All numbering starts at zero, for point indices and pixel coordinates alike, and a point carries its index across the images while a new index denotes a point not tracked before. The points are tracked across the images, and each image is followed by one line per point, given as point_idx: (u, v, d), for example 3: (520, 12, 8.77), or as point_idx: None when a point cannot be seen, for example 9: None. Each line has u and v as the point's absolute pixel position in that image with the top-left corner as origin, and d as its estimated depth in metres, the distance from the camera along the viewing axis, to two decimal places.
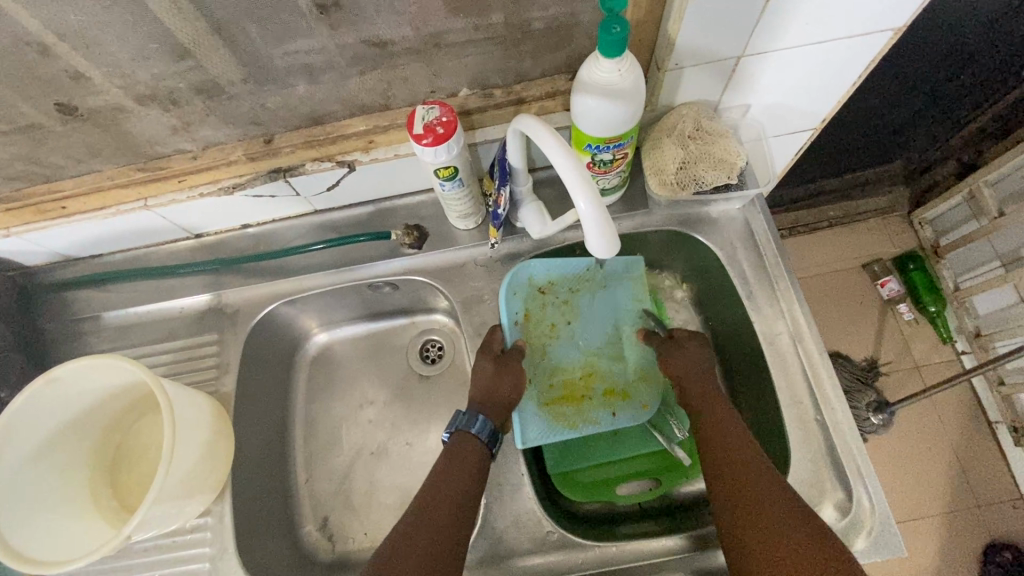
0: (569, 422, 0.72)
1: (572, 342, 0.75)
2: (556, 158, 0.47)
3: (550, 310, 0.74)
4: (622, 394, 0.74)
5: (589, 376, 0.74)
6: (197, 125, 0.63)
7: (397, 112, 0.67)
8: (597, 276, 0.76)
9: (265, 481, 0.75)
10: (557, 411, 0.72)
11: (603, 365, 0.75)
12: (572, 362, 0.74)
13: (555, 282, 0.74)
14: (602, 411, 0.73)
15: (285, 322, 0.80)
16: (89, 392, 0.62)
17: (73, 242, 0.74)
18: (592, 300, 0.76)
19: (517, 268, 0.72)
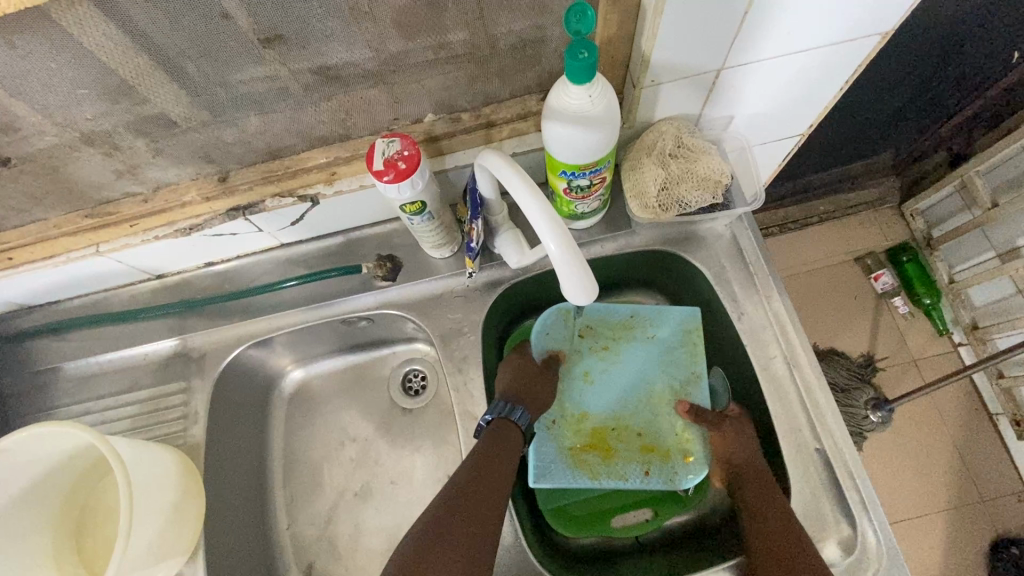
0: (592, 473, 0.66)
1: (605, 391, 0.70)
2: (522, 199, 0.45)
3: (585, 356, 0.72)
4: (661, 452, 0.67)
5: (622, 429, 0.68)
6: (145, 167, 0.59)
7: (360, 142, 0.63)
8: (646, 324, 0.72)
9: (242, 532, 0.72)
10: (584, 460, 0.67)
11: (640, 420, 0.68)
12: (603, 409, 0.69)
13: (596, 326, 0.73)
14: (633, 468, 0.66)
15: (257, 362, 0.76)
16: (45, 457, 0.58)
17: (25, 292, 0.70)
18: (633, 350, 0.72)
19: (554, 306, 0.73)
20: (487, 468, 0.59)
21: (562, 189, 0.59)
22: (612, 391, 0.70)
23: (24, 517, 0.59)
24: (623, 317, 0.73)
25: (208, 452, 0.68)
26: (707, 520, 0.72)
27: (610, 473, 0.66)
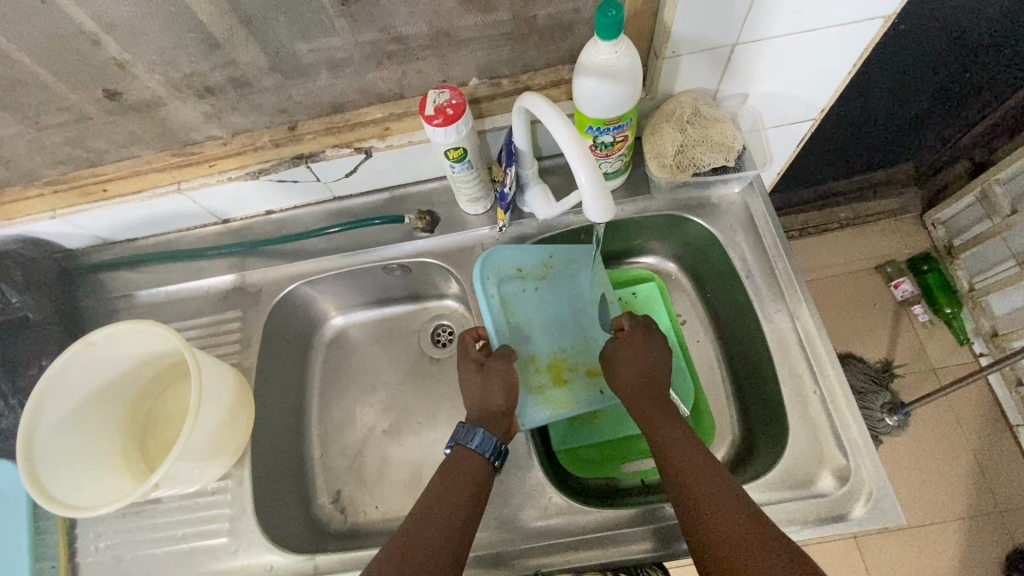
0: (559, 405, 0.73)
1: (544, 334, 0.76)
2: (559, 134, 0.50)
3: (519, 296, 0.75)
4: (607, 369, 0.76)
5: (574, 359, 0.76)
6: (228, 112, 0.69)
7: (411, 101, 0.71)
8: (560, 265, 0.77)
9: (281, 452, 0.78)
10: (547, 394, 0.73)
11: (578, 351, 0.77)
12: (545, 350, 0.75)
13: (522, 267, 0.75)
14: (591, 390, 0.75)
15: (305, 302, 0.85)
16: (123, 357, 0.66)
17: (112, 225, 0.80)
18: (558, 288, 0.77)
19: (490, 252, 0.71)
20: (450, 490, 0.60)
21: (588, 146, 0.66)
22: (548, 332, 0.76)
23: (100, 410, 0.67)
24: (542, 257, 0.75)
25: (258, 375, 0.76)
26: None
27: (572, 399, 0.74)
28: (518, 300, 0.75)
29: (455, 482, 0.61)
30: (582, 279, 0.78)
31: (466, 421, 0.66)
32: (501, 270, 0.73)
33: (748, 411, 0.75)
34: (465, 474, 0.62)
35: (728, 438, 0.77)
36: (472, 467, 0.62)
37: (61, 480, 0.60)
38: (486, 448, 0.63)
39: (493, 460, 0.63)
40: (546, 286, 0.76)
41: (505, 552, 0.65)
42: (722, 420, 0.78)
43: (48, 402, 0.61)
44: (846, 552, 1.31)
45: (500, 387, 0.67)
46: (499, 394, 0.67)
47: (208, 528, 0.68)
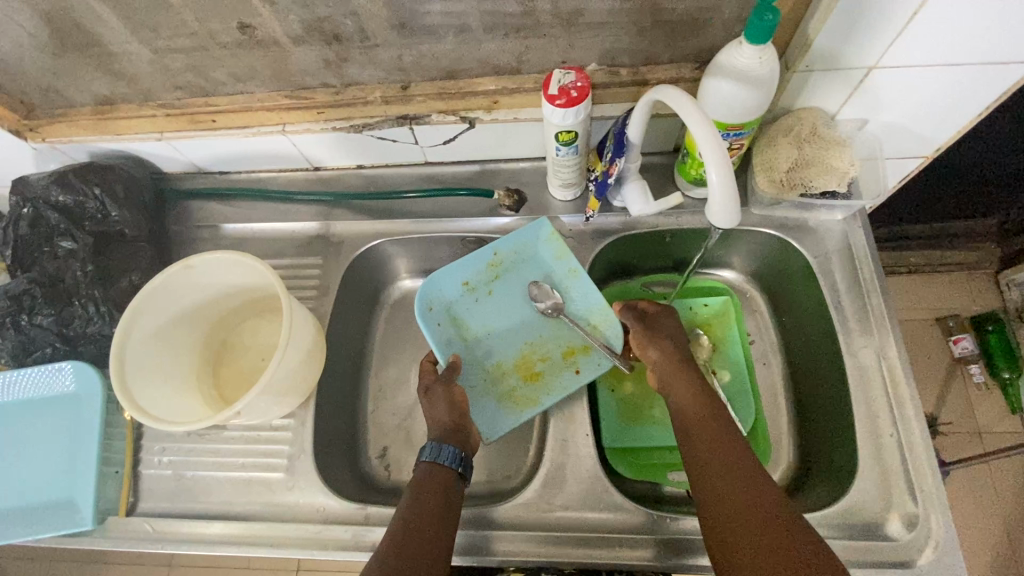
0: (529, 401, 0.73)
1: (507, 336, 0.76)
2: (696, 127, 0.48)
3: (471, 309, 0.77)
4: (580, 350, 0.75)
5: (543, 349, 0.75)
6: (348, 63, 0.69)
7: (526, 77, 0.70)
8: (509, 260, 0.77)
9: (339, 403, 0.80)
10: (517, 395, 0.73)
11: (544, 341, 0.76)
12: (510, 352, 0.76)
13: (466, 281, 0.77)
14: (565, 373, 0.74)
15: (381, 260, 0.86)
16: (214, 284, 0.69)
17: (211, 156, 0.82)
18: (513, 285, 0.77)
19: (426, 288, 0.75)
20: (423, 505, 0.58)
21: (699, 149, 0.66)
22: (510, 333, 0.76)
23: (183, 331, 0.70)
24: (487, 260, 0.77)
25: (331, 323, 0.78)
26: None
27: (545, 392, 0.73)
28: (471, 314, 0.77)
29: (427, 495, 0.59)
30: (541, 262, 0.77)
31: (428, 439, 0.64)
32: (446, 291, 0.76)
33: (809, 443, 0.74)
34: (434, 489, 0.60)
35: (783, 467, 0.75)
36: (439, 484, 0.60)
37: (144, 392, 0.63)
38: (450, 456, 0.62)
39: (458, 469, 0.62)
40: (499, 288, 0.77)
41: (518, 535, 0.66)
42: (780, 446, 0.76)
43: (142, 315, 0.63)
44: None
45: (443, 402, 0.67)
46: (444, 410, 0.66)
47: (268, 460, 0.70)
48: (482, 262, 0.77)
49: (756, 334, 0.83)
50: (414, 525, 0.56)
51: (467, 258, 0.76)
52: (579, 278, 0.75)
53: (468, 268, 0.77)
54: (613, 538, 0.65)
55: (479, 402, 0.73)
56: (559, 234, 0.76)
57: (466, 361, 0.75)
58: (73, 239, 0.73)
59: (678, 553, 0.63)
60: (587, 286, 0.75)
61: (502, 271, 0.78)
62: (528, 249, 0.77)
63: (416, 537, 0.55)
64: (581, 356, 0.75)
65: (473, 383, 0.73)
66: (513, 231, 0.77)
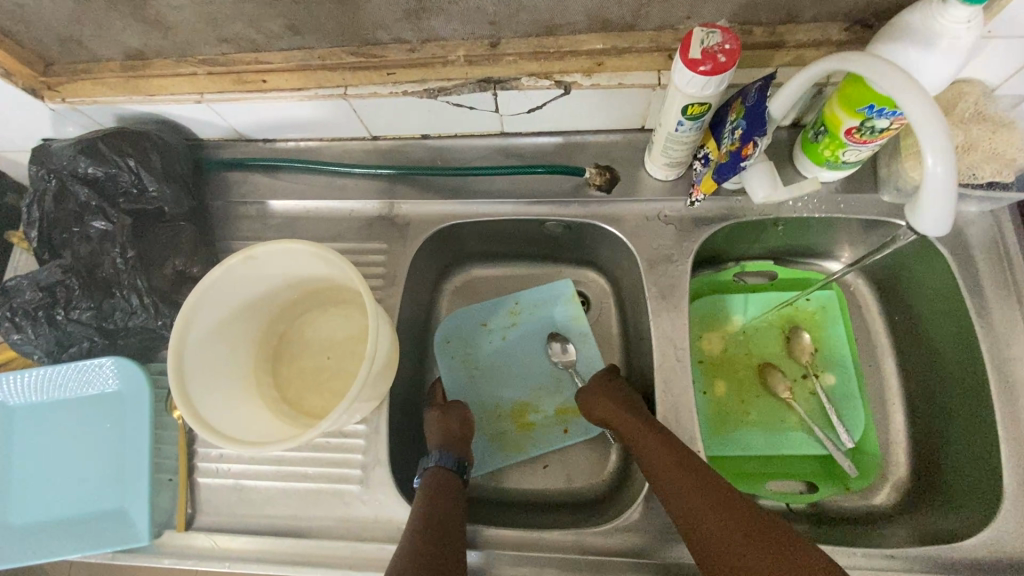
0: (517, 448, 0.75)
1: (511, 381, 0.79)
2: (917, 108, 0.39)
3: (486, 349, 0.80)
4: (574, 411, 0.77)
5: (540, 401, 0.77)
6: (430, 15, 0.58)
7: (640, 36, 0.59)
8: (529, 312, 0.81)
9: (406, 402, 0.73)
10: (508, 439, 0.76)
11: (543, 396, 0.78)
12: (510, 396, 0.78)
13: (486, 321, 0.80)
14: (555, 430, 0.76)
15: (447, 244, 0.77)
16: (275, 275, 0.60)
17: (257, 121, 0.72)
18: (528, 334, 0.80)
19: (451, 317, 0.80)
20: (438, 503, 0.58)
21: (848, 128, 0.56)
22: (514, 379, 0.79)
23: (240, 326, 0.61)
24: (508, 306, 0.81)
25: (399, 316, 0.70)
26: (874, 509, 0.69)
27: (533, 444, 0.75)
28: (486, 354, 0.79)
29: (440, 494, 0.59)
30: (556, 322, 0.80)
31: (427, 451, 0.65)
32: (468, 326, 0.80)
33: (929, 458, 0.67)
34: (448, 489, 0.60)
35: (896, 480, 0.69)
36: (445, 485, 0.61)
37: (206, 401, 0.55)
38: (450, 460, 0.63)
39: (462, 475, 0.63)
40: (515, 335, 0.80)
41: (544, 554, 0.60)
42: (892, 457, 0.70)
43: (198, 312, 0.55)
44: None
45: (457, 419, 0.68)
46: (457, 425, 0.68)
47: (339, 470, 0.63)
48: (503, 308, 0.81)
49: (862, 332, 0.76)
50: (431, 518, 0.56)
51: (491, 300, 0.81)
52: (589, 343, 0.78)
53: (488, 309, 0.81)
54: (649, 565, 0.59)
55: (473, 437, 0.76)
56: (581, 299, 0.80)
57: (468, 395, 0.78)
58: (106, 219, 0.64)
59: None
60: (594, 352, 0.78)
61: (521, 322, 0.81)
62: (548, 304, 0.80)
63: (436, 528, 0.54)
64: (573, 418, 0.76)
65: None
66: (538, 287, 0.81)
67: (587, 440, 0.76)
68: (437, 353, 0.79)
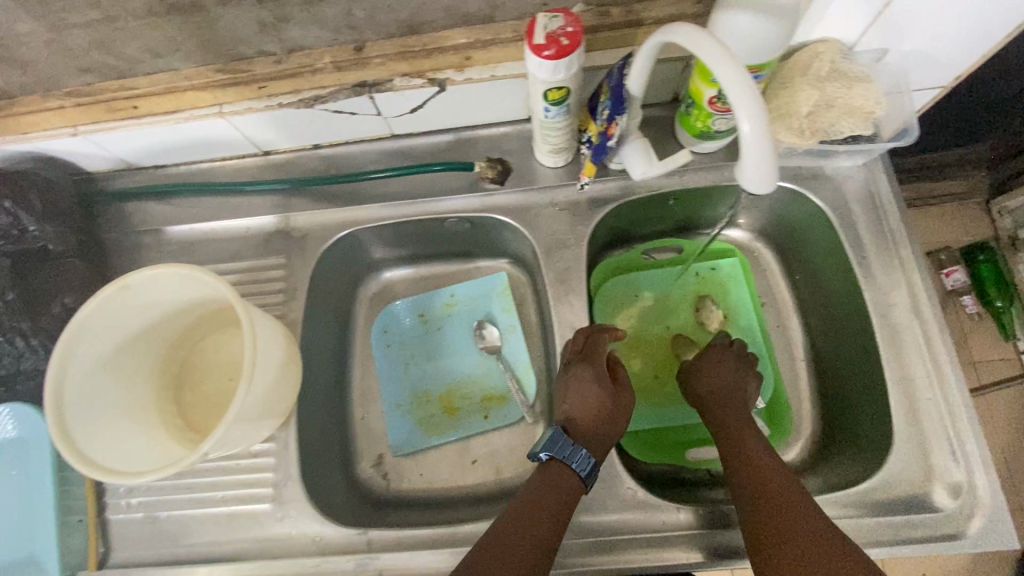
0: (439, 431, 0.76)
1: (441, 371, 0.79)
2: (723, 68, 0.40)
3: (421, 339, 0.80)
4: (499, 399, 0.77)
5: (467, 388, 0.78)
6: (287, 24, 0.57)
7: (502, 27, 0.60)
8: (464, 305, 0.82)
9: (323, 414, 0.72)
10: (432, 422, 0.76)
11: (471, 385, 0.78)
12: (439, 384, 0.78)
13: (424, 312, 0.81)
14: (477, 416, 0.77)
15: (354, 252, 0.76)
16: (159, 302, 0.59)
17: (140, 148, 0.70)
18: (463, 326, 0.81)
19: (388, 308, 0.81)
20: (547, 493, 0.56)
21: (708, 98, 0.57)
22: (445, 368, 0.79)
23: (134, 357, 0.60)
24: (444, 298, 0.82)
25: (304, 329, 0.69)
26: (790, 464, 0.70)
27: (454, 427, 0.76)
28: (421, 344, 0.80)
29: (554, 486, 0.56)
30: (488, 315, 0.81)
31: (555, 438, 0.58)
32: (403, 317, 0.81)
33: (838, 410, 0.69)
34: (563, 481, 0.57)
35: (805, 434, 0.71)
36: (564, 480, 0.57)
37: (95, 437, 0.54)
38: (583, 472, 0.57)
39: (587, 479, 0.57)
40: (449, 326, 0.81)
41: None
42: (799, 413, 0.73)
43: (77, 349, 0.53)
44: None
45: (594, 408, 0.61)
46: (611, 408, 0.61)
47: (251, 491, 0.63)
48: (439, 300, 0.82)
49: (767, 295, 0.78)
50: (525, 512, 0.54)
51: (431, 291, 0.82)
52: (516, 334, 0.80)
53: (426, 301, 0.82)
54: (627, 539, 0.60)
55: (398, 419, 0.76)
56: (512, 293, 0.81)
57: (398, 381, 0.78)
58: None
59: (661, 548, 0.59)
60: (521, 344, 0.79)
61: (456, 314, 0.82)
62: (481, 297, 0.82)
63: (526, 522, 0.53)
64: (496, 405, 0.77)
65: (399, 401, 0.77)
66: (471, 281, 0.82)
67: (508, 426, 0.76)
68: (373, 342, 0.80)
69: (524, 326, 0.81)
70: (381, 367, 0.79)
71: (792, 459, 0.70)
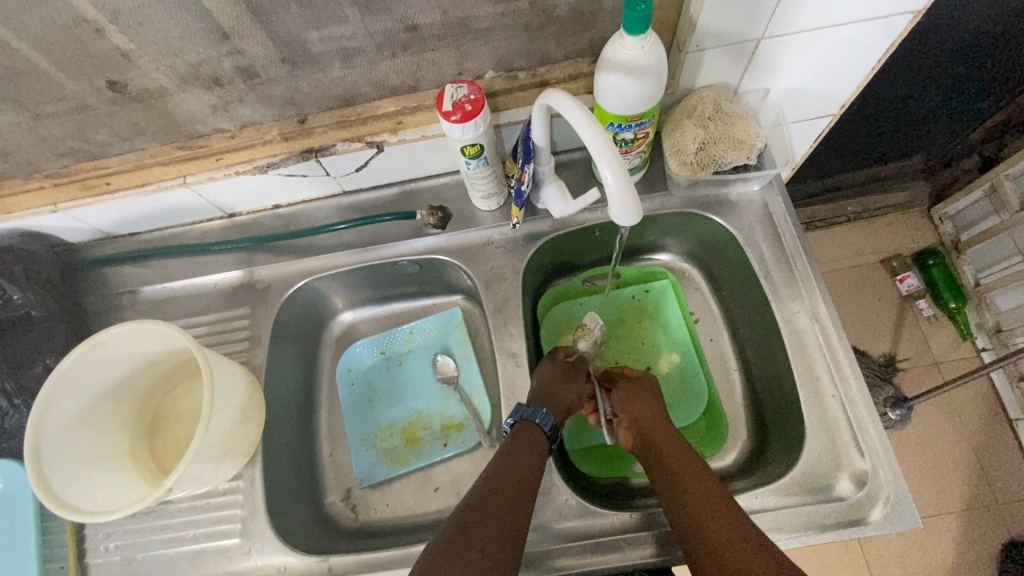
0: (402, 461, 0.80)
1: (402, 403, 0.84)
2: (585, 132, 0.48)
3: (384, 375, 0.86)
4: (458, 426, 0.82)
5: (427, 418, 0.83)
6: (236, 105, 0.66)
7: (426, 94, 0.69)
8: (423, 340, 0.87)
9: (290, 452, 0.77)
10: (395, 453, 0.81)
11: (431, 414, 0.83)
12: (401, 416, 0.83)
13: (385, 349, 0.87)
14: (437, 444, 0.81)
15: (315, 299, 0.83)
16: (132, 356, 0.65)
17: (115, 219, 0.78)
18: (422, 359, 0.86)
19: (350, 348, 0.87)
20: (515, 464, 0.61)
21: None
22: (406, 400, 0.84)
23: (109, 408, 0.66)
24: (404, 335, 0.88)
25: (268, 372, 0.75)
26: (727, 470, 0.75)
27: (415, 456, 0.80)
28: (383, 379, 0.85)
29: (526, 449, 0.63)
30: (444, 347, 0.86)
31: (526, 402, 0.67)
32: (366, 355, 0.87)
33: (768, 414, 0.74)
34: (532, 445, 0.64)
35: (742, 441, 0.76)
36: (533, 439, 0.64)
37: (71, 482, 0.59)
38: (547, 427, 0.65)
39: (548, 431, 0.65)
40: (409, 361, 0.86)
41: None
42: (736, 421, 0.77)
43: (57, 403, 0.59)
44: (847, 561, 1.29)
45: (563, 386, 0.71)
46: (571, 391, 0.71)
47: (221, 527, 0.67)
48: (399, 337, 0.88)
49: (700, 310, 0.84)
50: (502, 482, 0.59)
51: (391, 330, 0.88)
52: (471, 364, 0.85)
53: (387, 338, 0.87)
54: (578, 547, 0.62)
55: (364, 452, 0.81)
56: (467, 326, 0.87)
57: (363, 416, 0.83)
58: None
59: (599, 555, 0.62)
60: (477, 372, 0.84)
61: (415, 349, 0.87)
62: (437, 331, 0.87)
63: (508, 489, 0.58)
64: (455, 432, 0.81)
65: (364, 435, 0.82)
66: (427, 317, 0.88)
67: (466, 452, 0.80)
68: (338, 381, 0.85)
69: (479, 356, 0.86)
70: (347, 403, 0.84)
71: (730, 462, 0.75)
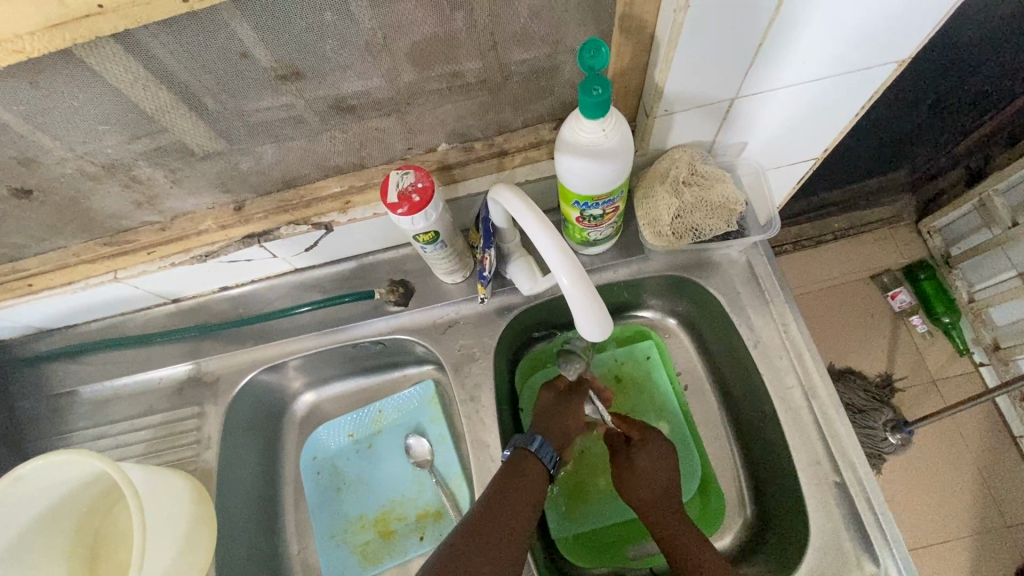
0: (376, 559, 0.74)
1: (374, 492, 0.78)
2: (538, 237, 0.48)
3: (353, 462, 0.79)
4: (435, 515, 0.76)
5: (402, 507, 0.77)
6: (162, 199, 0.60)
7: (374, 171, 0.63)
8: (393, 418, 0.80)
9: (252, 558, 0.71)
10: (368, 549, 0.75)
11: (406, 503, 0.77)
12: (372, 507, 0.77)
13: (353, 432, 0.80)
14: (413, 537, 0.75)
15: (271, 385, 0.77)
16: (58, 485, 0.58)
17: (42, 317, 0.71)
18: (392, 441, 0.80)
19: (315, 433, 0.80)
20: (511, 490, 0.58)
21: (575, 218, 0.60)
22: (378, 489, 0.78)
23: (42, 541, 0.59)
24: (371, 415, 0.81)
25: (219, 477, 0.69)
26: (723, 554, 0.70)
27: (390, 553, 0.74)
28: (352, 466, 0.79)
29: (523, 482, 0.60)
30: (415, 426, 0.80)
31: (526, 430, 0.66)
32: (333, 439, 0.80)
33: (765, 491, 0.69)
34: (531, 477, 0.61)
35: (741, 516, 0.71)
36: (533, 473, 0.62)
37: None
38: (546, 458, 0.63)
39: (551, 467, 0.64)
40: (380, 444, 0.80)
41: None
42: (732, 494, 0.73)
43: None
44: None
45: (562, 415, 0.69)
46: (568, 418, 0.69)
47: None
48: (367, 418, 0.81)
49: (687, 371, 0.79)
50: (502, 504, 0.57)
51: (358, 411, 0.81)
52: (446, 444, 0.78)
53: (354, 420, 0.81)
54: None
55: (335, 551, 0.75)
56: (440, 401, 0.80)
57: (331, 509, 0.77)
58: None
59: None
60: (453, 454, 0.78)
61: (385, 430, 0.80)
62: (408, 408, 0.80)
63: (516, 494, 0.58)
64: (432, 523, 0.75)
65: (333, 531, 0.76)
66: (395, 394, 0.81)
67: None
68: (304, 471, 0.79)
69: (455, 433, 0.80)
70: (314, 495, 0.78)
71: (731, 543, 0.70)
